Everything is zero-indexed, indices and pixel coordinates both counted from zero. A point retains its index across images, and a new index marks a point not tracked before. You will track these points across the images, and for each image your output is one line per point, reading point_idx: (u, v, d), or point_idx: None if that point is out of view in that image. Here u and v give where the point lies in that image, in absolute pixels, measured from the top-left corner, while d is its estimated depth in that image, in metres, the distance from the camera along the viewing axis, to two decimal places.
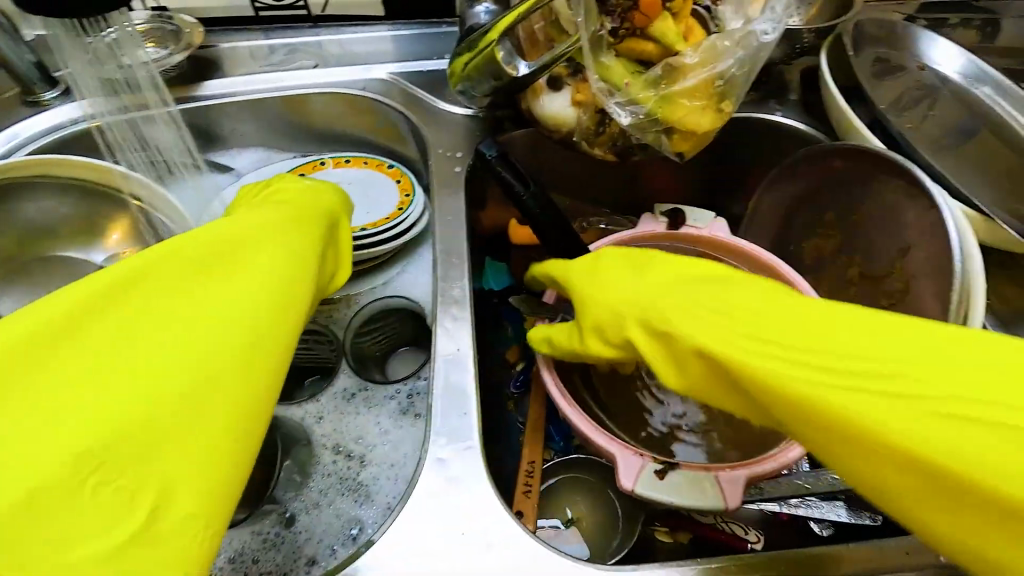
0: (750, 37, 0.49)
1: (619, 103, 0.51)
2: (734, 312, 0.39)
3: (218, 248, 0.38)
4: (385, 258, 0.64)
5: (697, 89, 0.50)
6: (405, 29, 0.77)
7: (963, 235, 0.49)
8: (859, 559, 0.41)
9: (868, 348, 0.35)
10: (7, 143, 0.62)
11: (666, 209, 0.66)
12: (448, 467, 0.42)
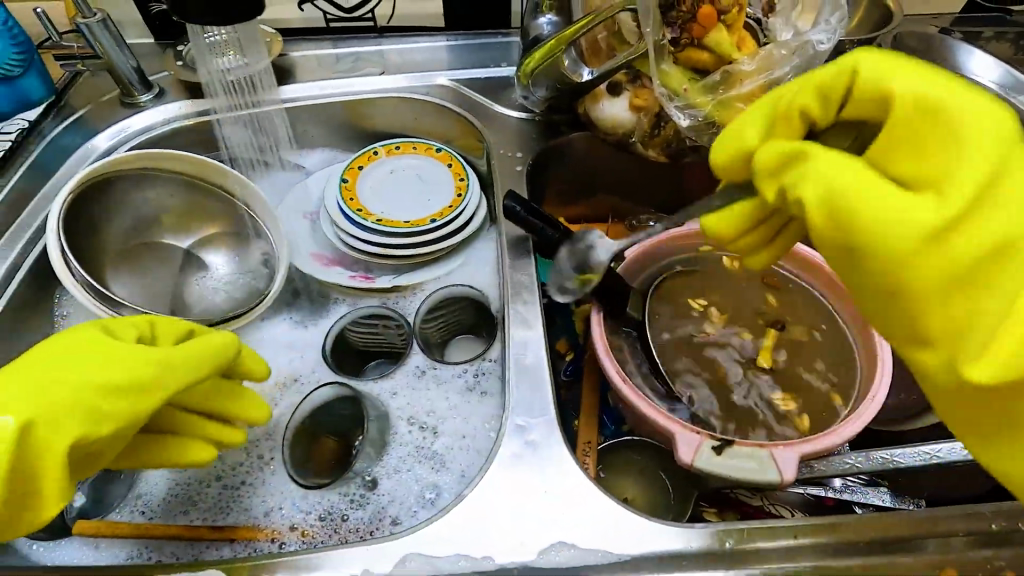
0: (806, 46, 0.53)
1: (678, 107, 0.55)
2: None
3: (89, 374, 0.40)
4: (446, 250, 0.69)
5: (753, 94, 0.54)
6: (463, 39, 0.83)
7: None
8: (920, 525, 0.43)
9: None
10: (113, 139, 0.69)
11: None
12: (527, 433, 0.45)
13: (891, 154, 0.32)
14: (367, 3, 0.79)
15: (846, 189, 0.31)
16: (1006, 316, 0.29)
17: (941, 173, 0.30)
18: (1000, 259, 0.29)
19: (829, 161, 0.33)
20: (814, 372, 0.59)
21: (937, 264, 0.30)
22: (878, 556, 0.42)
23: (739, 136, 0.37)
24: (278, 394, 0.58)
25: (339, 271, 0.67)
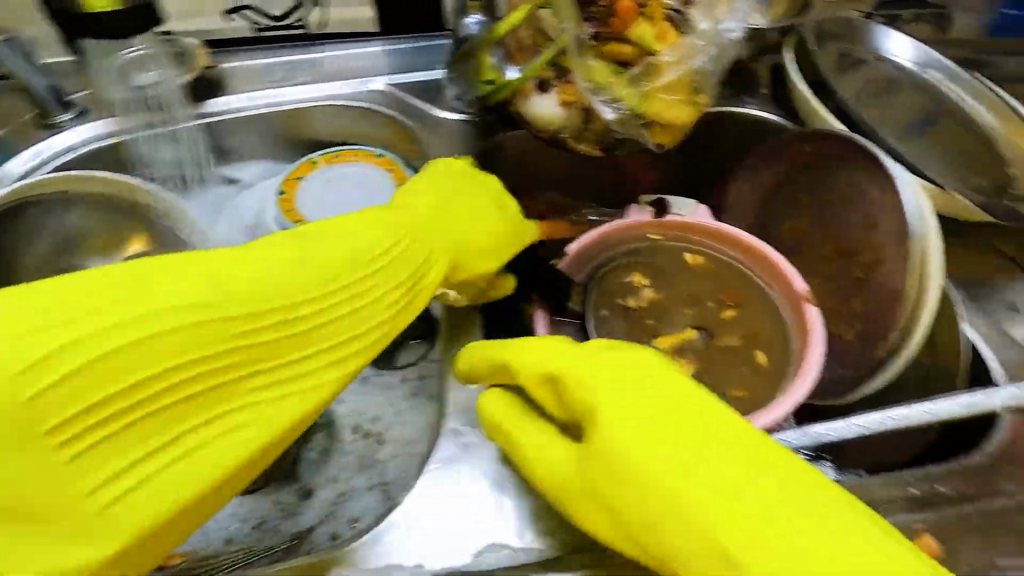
0: (719, 35, 0.56)
1: (604, 101, 0.55)
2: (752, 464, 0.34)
3: (331, 247, 0.46)
4: None
5: (675, 85, 0.55)
6: (403, 43, 0.81)
7: (920, 201, 0.54)
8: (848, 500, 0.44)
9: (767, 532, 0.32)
10: (30, 161, 0.66)
11: (650, 201, 0.72)
12: (461, 434, 0.46)
13: (612, 472, 0.35)
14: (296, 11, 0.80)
15: (629, 490, 0.34)
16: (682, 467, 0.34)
17: (685, 481, 0.33)
18: (701, 482, 0.33)
19: (548, 475, 0.39)
20: (753, 352, 0.60)
21: (686, 497, 0.33)
22: None
23: (517, 426, 0.42)
24: None
25: None
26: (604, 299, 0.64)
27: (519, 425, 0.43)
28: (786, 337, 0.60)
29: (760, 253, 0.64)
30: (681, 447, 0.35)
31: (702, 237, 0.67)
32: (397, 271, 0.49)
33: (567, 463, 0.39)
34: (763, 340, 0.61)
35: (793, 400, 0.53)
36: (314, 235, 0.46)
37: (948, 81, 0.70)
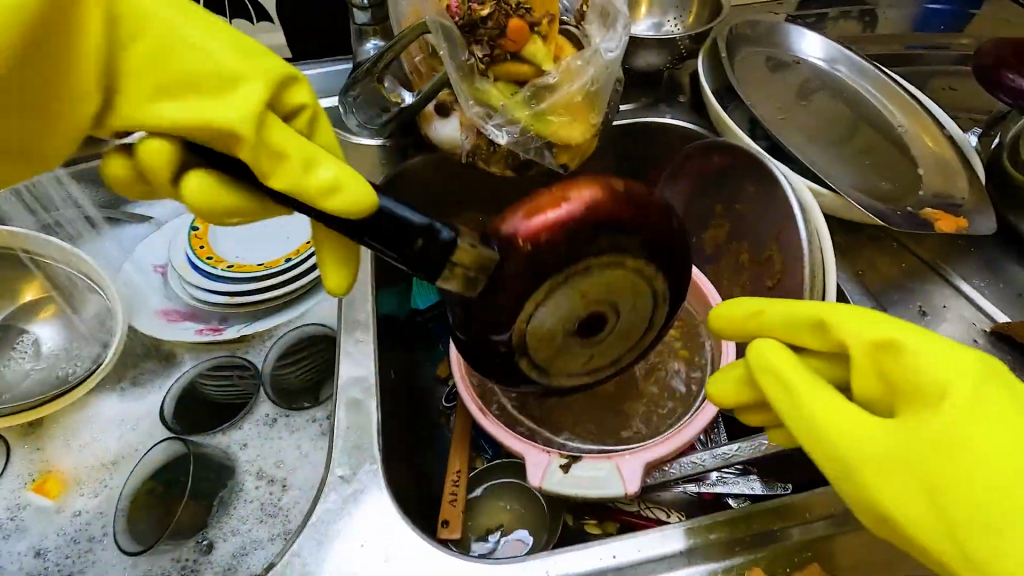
0: (598, 55, 0.54)
1: (496, 124, 0.55)
2: (924, 386, 0.33)
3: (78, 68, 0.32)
4: (304, 288, 0.65)
5: (566, 104, 0.54)
6: (317, 66, 0.78)
7: (810, 224, 0.53)
8: (731, 524, 0.44)
9: (944, 452, 0.32)
10: None
11: None
12: (346, 484, 0.43)
13: (917, 438, 0.32)
14: None
15: (918, 440, 0.32)
16: (957, 383, 0.33)
17: (961, 472, 0.31)
18: (975, 404, 0.32)
19: (858, 446, 0.34)
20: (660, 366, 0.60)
21: (962, 492, 0.31)
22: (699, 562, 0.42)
23: (807, 383, 0.37)
24: (105, 474, 0.54)
25: (187, 325, 0.63)
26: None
27: (799, 373, 0.37)
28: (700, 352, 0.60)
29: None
30: (938, 422, 0.32)
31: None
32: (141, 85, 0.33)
33: (883, 435, 0.33)
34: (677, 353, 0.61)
35: (703, 422, 0.51)
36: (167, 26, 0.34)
37: (857, 78, 0.70)
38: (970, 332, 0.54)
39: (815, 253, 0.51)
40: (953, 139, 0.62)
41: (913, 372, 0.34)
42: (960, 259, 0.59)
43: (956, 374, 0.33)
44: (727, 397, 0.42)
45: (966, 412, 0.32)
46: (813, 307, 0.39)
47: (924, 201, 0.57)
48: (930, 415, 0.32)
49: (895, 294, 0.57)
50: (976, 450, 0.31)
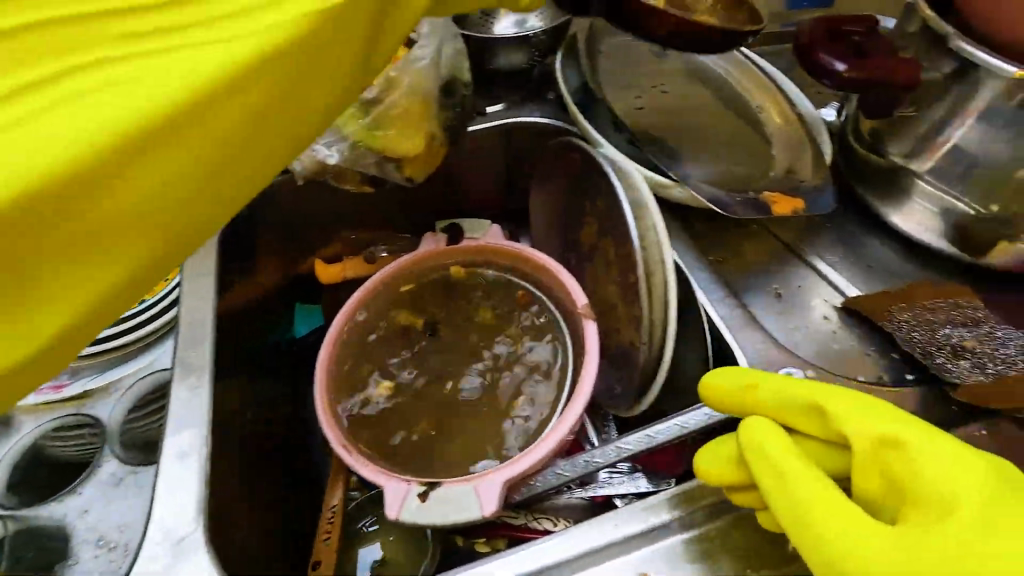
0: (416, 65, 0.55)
1: (325, 142, 0.53)
2: (927, 491, 0.33)
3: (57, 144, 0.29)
4: (156, 331, 0.60)
5: (394, 118, 0.53)
6: None
7: (641, 221, 0.52)
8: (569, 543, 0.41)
9: (948, 564, 0.31)
10: None
11: (443, 227, 0.67)
12: (162, 556, 0.39)
13: (921, 546, 0.32)
14: None
15: (923, 548, 0.32)
16: (972, 495, 0.32)
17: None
18: (989, 519, 0.32)
19: (859, 549, 0.33)
20: (526, 366, 0.59)
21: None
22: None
23: (807, 474, 0.36)
24: None
25: None
26: (365, 347, 0.60)
27: (797, 463, 0.36)
28: (564, 350, 0.59)
29: (534, 262, 0.62)
30: (941, 533, 0.32)
31: (473, 256, 0.64)
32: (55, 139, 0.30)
33: (883, 538, 0.33)
34: (542, 353, 0.60)
35: (565, 428, 0.50)
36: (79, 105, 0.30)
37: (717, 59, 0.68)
38: (823, 310, 0.55)
39: (653, 248, 0.51)
40: (798, 120, 0.62)
41: (922, 474, 0.33)
42: (815, 238, 0.60)
43: (975, 487, 0.33)
44: (724, 477, 0.40)
45: (981, 532, 0.31)
46: (817, 392, 0.39)
47: (774, 182, 0.56)
48: (938, 526, 0.32)
49: (751, 279, 0.57)
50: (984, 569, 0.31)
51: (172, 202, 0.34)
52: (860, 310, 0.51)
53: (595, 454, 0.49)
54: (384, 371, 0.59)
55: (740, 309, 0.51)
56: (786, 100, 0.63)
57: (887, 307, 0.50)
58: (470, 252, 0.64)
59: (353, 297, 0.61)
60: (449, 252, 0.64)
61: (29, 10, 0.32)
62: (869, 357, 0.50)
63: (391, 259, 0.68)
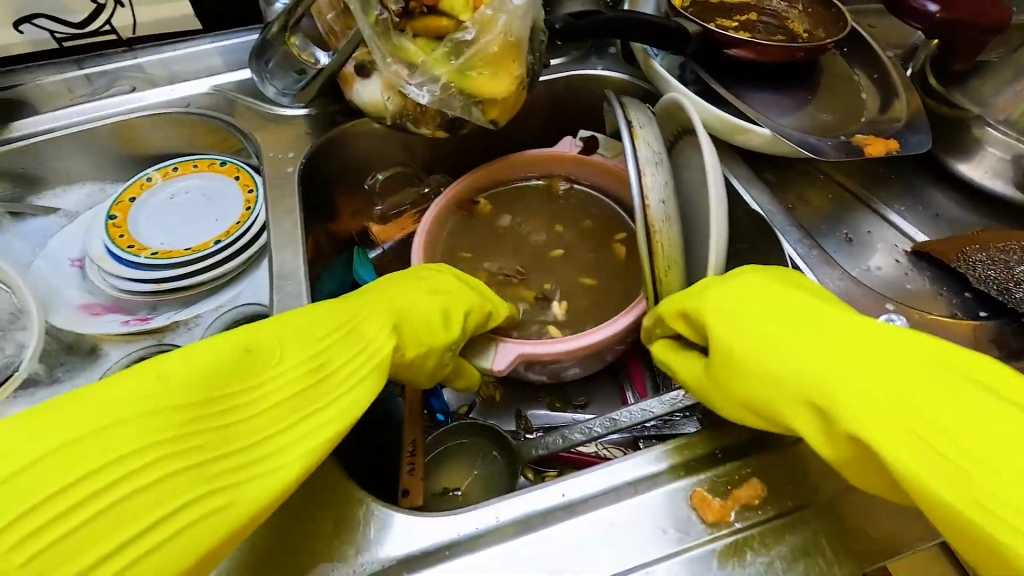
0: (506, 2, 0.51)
1: (416, 83, 0.53)
2: (713, 318, 0.42)
3: (248, 406, 0.38)
4: (234, 272, 0.64)
5: (490, 57, 0.52)
6: (231, 39, 0.75)
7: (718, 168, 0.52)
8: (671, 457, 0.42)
9: (756, 355, 0.39)
10: None
11: (585, 135, 0.70)
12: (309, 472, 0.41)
13: (728, 368, 0.40)
14: (99, 15, 0.70)
15: (790, 375, 0.37)
16: (740, 311, 0.42)
17: (864, 406, 0.34)
18: (756, 324, 0.40)
19: (716, 394, 0.42)
20: (612, 274, 0.65)
21: (838, 395, 0.35)
22: (651, 487, 0.40)
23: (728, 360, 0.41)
24: None
25: (112, 317, 0.61)
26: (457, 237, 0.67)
27: (682, 363, 0.46)
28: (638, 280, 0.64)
29: (607, 170, 0.68)
30: (728, 349, 0.40)
31: (542, 167, 0.70)
32: (258, 399, 0.39)
33: (719, 383, 0.42)
34: (619, 278, 0.65)
35: (625, 321, 0.56)
36: (269, 381, 0.40)
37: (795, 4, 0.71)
38: (893, 254, 0.57)
39: (657, 209, 0.50)
40: (891, 64, 0.62)
41: (705, 306, 0.43)
42: (884, 188, 0.61)
43: (749, 299, 0.42)
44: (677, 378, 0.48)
45: (756, 335, 0.40)
46: (704, 286, 0.45)
47: (864, 127, 0.57)
48: (727, 336, 0.41)
49: (823, 224, 0.59)
50: (772, 348, 0.39)
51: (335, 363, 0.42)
52: (930, 254, 0.53)
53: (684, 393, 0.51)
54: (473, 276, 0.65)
55: (817, 250, 0.53)
56: (874, 47, 0.64)
57: (959, 249, 0.52)
58: (574, 166, 0.70)
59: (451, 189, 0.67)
60: (549, 159, 0.70)
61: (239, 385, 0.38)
62: (941, 297, 0.52)
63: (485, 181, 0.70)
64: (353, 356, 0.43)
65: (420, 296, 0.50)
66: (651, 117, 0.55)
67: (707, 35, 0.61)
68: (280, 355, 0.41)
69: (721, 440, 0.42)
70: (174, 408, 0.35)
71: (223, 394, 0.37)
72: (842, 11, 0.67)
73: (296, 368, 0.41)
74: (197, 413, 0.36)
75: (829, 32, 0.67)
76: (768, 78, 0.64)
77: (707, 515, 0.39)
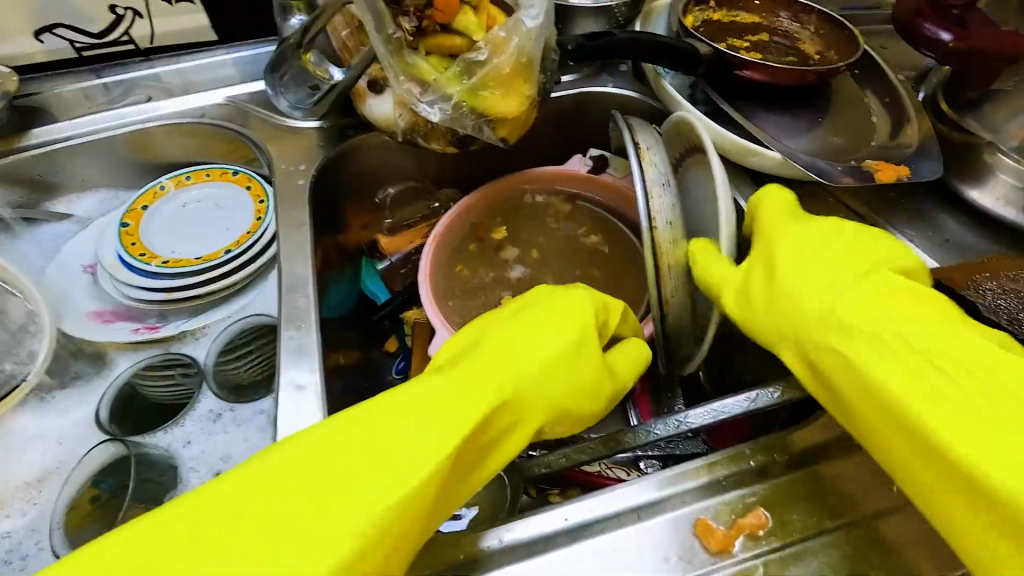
0: (517, 24, 0.52)
1: (429, 101, 0.53)
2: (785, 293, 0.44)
3: (303, 494, 0.36)
4: (243, 282, 0.64)
5: (501, 79, 0.53)
6: (246, 51, 0.77)
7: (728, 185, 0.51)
8: (680, 482, 0.41)
9: (845, 329, 0.41)
10: None
11: (594, 154, 0.71)
12: None
13: (805, 323, 0.43)
14: (118, 25, 0.71)
15: (871, 354, 0.39)
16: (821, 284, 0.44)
17: (931, 401, 0.36)
18: (841, 305, 0.42)
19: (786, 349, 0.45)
20: (619, 292, 0.65)
21: (908, 408, 0.37)
22: (652, 516, 0.40)
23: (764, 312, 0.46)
24: (31, 492, 0.50)
25: (121, 325, 0.61)
26: (465, 253, 0.67)
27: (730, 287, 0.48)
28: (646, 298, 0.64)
29: (614, 188, 0.69)
30: (808, 311, 0.43)
31: (547, 187, 0.71)
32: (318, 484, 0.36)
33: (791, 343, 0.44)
34: (630, 295, 0.65)
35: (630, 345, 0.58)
36: (332, 461, 0.37)
37: (807, 26, 0.71)
38: None
39: (663, 231, 0.50)
40: (903, 88, 0.62)
41: (793, 269, 0.46)
42: (896, 212, 0.61)
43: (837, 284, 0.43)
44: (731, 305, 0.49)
45: (838, 318, 0.41)
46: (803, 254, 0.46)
47: (874, 152, 0.57)
48: (811, 298, 0.43)
49: None
50: (853, 330, 0.41)
51: (399, 440, 0.38)
52: (941, 281, 0.53)
53: (690, 416, 0.51)
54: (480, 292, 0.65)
55: None
56: (887, 70, 0.64)
57: (970, 277, 0.51)
58: (580, 184, 0.70)
59: (456, 208, 0.67)
60: (552, 178, 0.70)
61: (292, 472, 0.37)
62: None
63: (490, 197, 0.70)
64: (417, 430, 0.38)
65: (518, 349, 0.46)
66: (658, 136, 0.55)
67: (719, 56, 0.61)
68: (347, 432, 0.39)
69: (727, 467, 0.42)
70: (241, 494, 0.36)
71: (280, 478, 0.37)
72: (855, 33, 0.67)
73: (362, 449, 0.38)
74: (249, 500, 0.36)
75: (841, 53, 0.67)
76: (778, 99, 0.64)
77: (710, 544, 0.39)
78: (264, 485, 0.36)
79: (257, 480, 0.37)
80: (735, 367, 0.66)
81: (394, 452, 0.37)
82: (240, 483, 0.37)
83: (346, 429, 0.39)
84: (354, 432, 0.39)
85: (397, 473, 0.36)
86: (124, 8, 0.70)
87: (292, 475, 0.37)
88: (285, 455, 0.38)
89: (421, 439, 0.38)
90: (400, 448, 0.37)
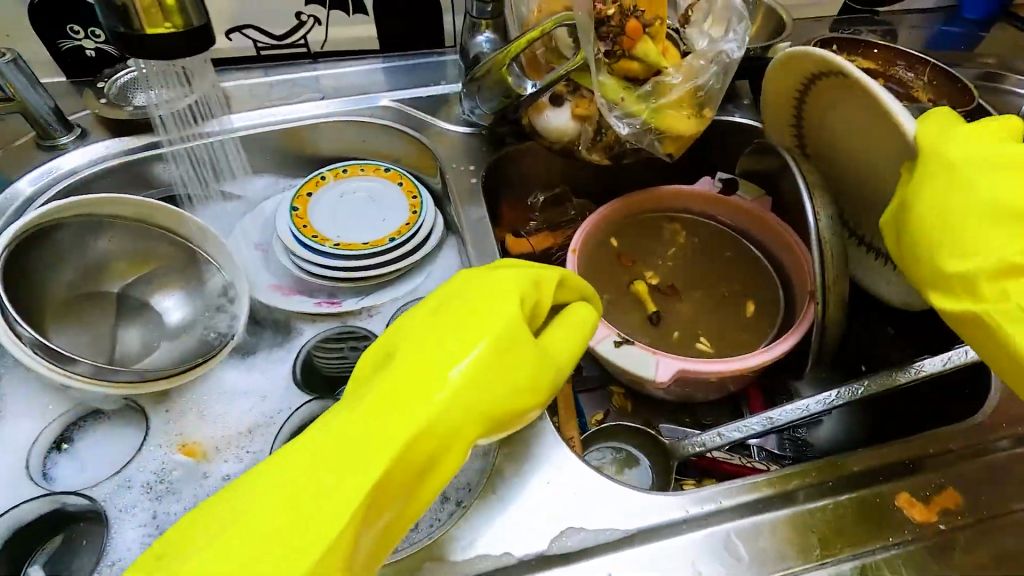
0: (721, 54, 0.60)
1: (618, 116, 0.59)
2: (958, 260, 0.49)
3: (273, 516, 0.38)
4: (406, 269, 0.70)
5: (682, 101, 0.60)
6: (399, 61, 0.85)
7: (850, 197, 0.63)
8: (863, 459, 0.48)
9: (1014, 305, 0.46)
10: (44, 179, 0.67)
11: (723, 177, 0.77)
12: (555, 460, 0.48)
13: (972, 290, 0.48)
14: (298, 30, 0.79)
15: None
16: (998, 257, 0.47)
17: None
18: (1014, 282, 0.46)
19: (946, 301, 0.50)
20: (749, 301, 0.71)
21: None
22: (848, 490, 0.47)
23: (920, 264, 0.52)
24: (244, 441, 0.54)
25: (302, 298, 0.67)
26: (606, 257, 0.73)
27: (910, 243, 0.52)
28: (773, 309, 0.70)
29: (745, 209, 0.75)
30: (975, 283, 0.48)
31: (673, 203, 0.77)
32: (283, 507, 0.38)
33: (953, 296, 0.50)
34: (760, 305, 0.71)
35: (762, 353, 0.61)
36: (293, 483, 0.39)
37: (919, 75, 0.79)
38: None
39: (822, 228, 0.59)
40: None
41: (971, 234, 0.48)
42: None
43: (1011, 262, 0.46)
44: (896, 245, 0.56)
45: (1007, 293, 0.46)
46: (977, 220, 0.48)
47: None
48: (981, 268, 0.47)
49: None
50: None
51: (355, 454, 0.40)
52: None
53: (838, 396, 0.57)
54: (619, 293, 0.71)
55: None
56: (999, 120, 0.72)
57: None
58: (707, 203, 0.77)
59: (595, 214, 0.73)
60: (681, 195, 0.77)
61: (263, 498, 0.39)
62: None
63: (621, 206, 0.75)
64: (367, 444, 0.40)
65: (462, 334, 0.46)
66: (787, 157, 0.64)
67: None
68: (310, 450, 0.41)
69: (908, 451, 0.49)
70: (229, 520, 0.38)
71: (247, 505, 0.38)
72: (968, 86, 0.75)
73: (323, 465, 0.40)
74: (234, 524, 0.38)
75: (954, 102, 0.75)
76: None
77: (913, 514, 0.46)
78: (243, 509, 0.38)
79: (241, 505, 0.39)
80: (848, 379, 0.72)
81: (351, 466, 0.39)
82: (228, 511, 0.39)
83: (314, 448, 0.41)
84: (316, 450, 0.41)
85: (352, 489, 0.38)
86: (308, 16, 0.78)
87: (256, 500, 0.38)
88: (260, 480, 0.40)
89: (371, 451, 0.40)
90: (357, 461, 0.39)
